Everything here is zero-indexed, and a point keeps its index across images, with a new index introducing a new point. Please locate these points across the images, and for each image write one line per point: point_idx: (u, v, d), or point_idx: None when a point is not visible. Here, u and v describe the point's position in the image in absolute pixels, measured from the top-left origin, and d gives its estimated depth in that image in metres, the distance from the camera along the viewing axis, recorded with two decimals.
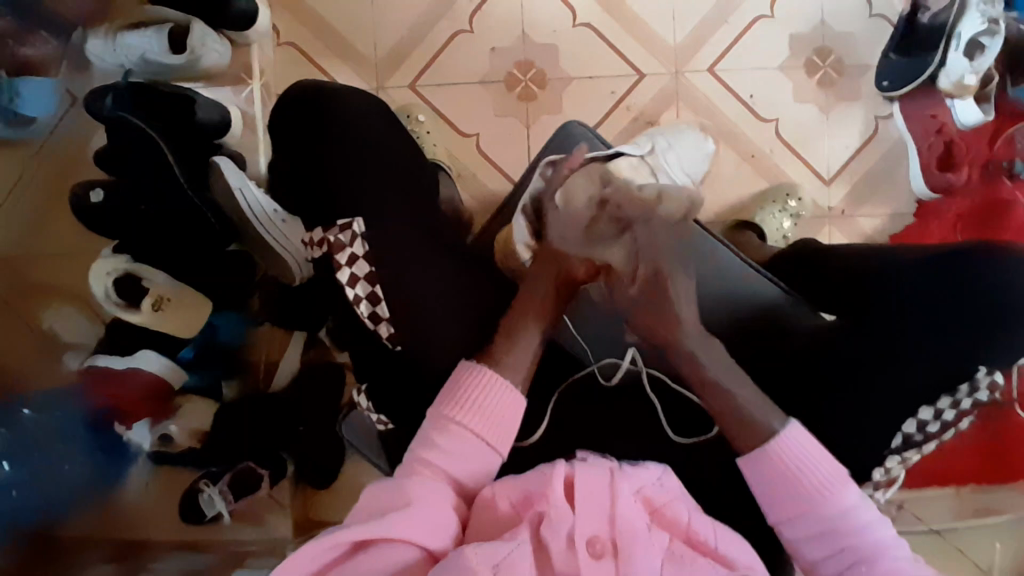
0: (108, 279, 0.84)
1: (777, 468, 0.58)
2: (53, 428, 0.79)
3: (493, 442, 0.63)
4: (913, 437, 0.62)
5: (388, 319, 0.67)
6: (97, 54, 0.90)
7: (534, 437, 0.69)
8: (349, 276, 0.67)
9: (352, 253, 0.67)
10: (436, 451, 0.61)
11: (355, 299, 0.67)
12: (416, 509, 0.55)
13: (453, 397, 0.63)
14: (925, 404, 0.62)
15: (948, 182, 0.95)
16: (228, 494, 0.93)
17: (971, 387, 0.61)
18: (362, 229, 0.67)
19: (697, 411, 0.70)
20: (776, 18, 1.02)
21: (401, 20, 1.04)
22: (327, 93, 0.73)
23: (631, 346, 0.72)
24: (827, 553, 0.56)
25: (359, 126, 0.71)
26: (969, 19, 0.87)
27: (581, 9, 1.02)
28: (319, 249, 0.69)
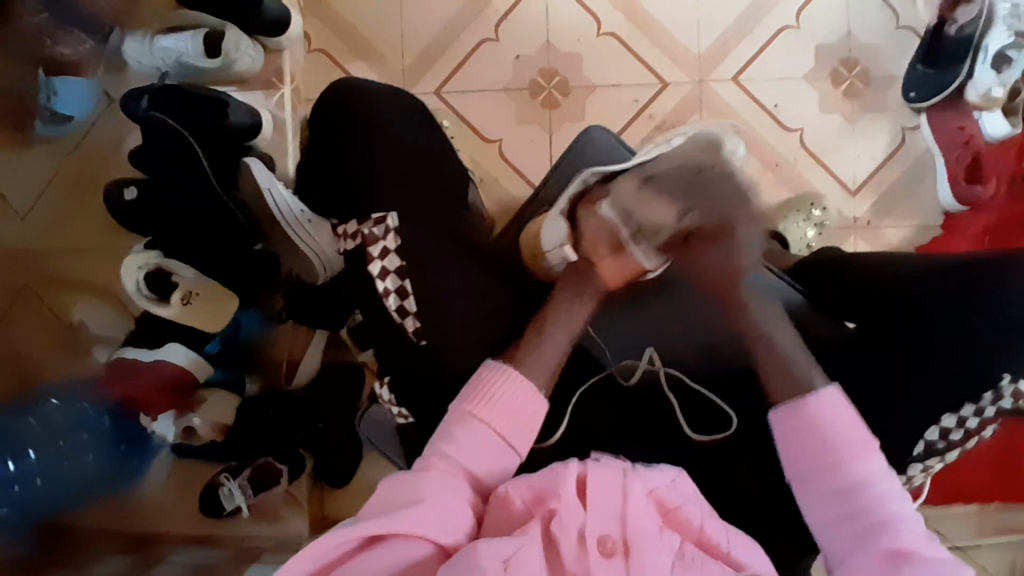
0: (138, 273, 0.87)
1: (808, 419, 0.59)
2: (81, 419, 0.82)
3: (511, 441, 0.63)
4: (935, 445, 0.62)
5: (415, 314, 0.68)
6: (134, 56, 0.95)
7: (552, 441, 0.69)
8: (381, 268, 0.68)
9: (385, 246, 0.68)
10: (453, 444, 0.62)
11: (385, 291, 0.68)
12: (429, 505, 0.56)
13: (484, 379, 0.65)
14: (947, 412, 0.62)
15: (975, 195, 0.95)
16: (247, 488, 0.94)
17: (996, 394, 0.61)
18: (396, 223, 0.68)
19: (717, 412, 0.68)
20: (801, 29, 1.02)
21: (427, 27, 1.06)
22: (355, 93, 0.75)
23: (648, 346, 0.73)
24: (838, 515, 0.57)
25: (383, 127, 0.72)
26: (997, 32, 0.88)
27: (605, 18, 1.04)
28: (353, 240, 0.69)
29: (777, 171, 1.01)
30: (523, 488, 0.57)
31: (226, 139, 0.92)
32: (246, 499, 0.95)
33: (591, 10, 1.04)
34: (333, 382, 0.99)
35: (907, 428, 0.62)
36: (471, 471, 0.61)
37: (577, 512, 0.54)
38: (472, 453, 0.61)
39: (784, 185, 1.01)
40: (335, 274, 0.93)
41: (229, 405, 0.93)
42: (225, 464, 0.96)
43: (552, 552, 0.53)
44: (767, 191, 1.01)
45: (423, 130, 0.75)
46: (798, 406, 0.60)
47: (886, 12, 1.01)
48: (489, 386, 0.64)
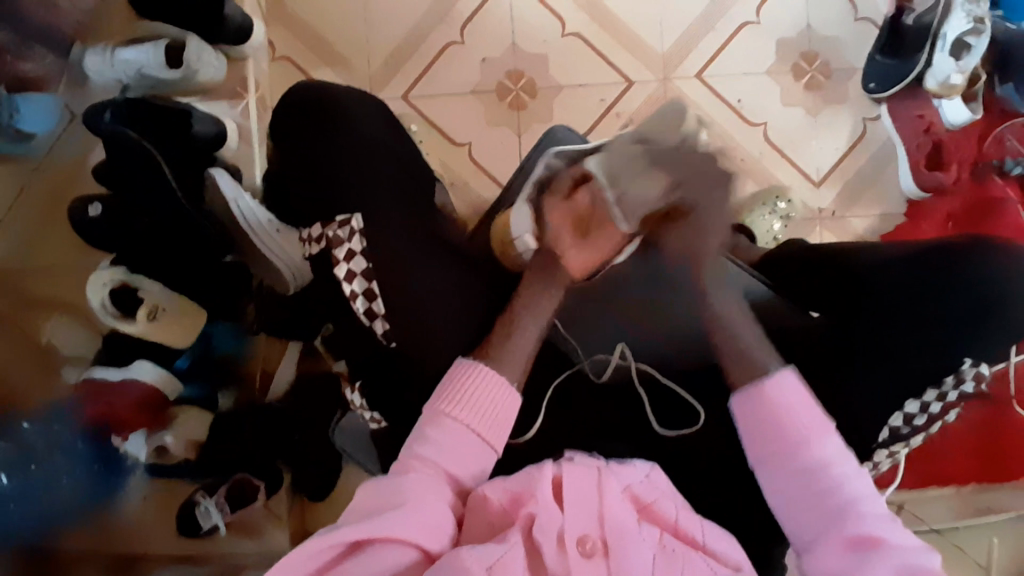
0: (104, 290, 0.84)
1: (767, 402, 0.60)
2: (53, 440, 0.80)
3: (487, 437, 0.63)
4: (900, 431, 0.63)
5: (384, 316, 0.67)
6: (95, 70, 0.93)
7: (529, 436, 0.69)
8: (347, 271, 0.68)
9: (350, 249, 0.68)
10: (428, 445, 0.61)
11: (353, 294, 0.68)
12: (410, 508, 0.55)
13: (457, 378, 0.64)
14: (912, 397, 0.63)
15: (939, 182, 0.96)
16: (224, 505, 0.93)
17: (957, 379, 0.62)
18: (361, 225, 0.68)
19: (686, 406, 0.69)
20: (762, 24, 1.04)
21: (392, 33, 1.05)
22: (320, 99, 0.74)
23: (620, 342, 0.74)
24: (797, 498, 0.58)
25: (348, 131, 0.72)
26: (956, 18, 0.88)
27: (569, 19, 1.04)
28: (318, 244, 0.69)
29: (743, 165, 1.02)
30: (500, 491, 0.57)
31: (191, 151, 0.91)
32: (223, 517, 0.93)
33: (555, 12, 1.04)
34: (308, 391, 0.98)
35: (876, 413, 0.63)
36: (451, 469, 0.61)
37: (555, 514, 0.54)
38: (450, 451, 0.61)
39: (751, 179, 1.02)
40: (304, 285, 0.92)
41: (201, 422, 0.92)
42: (201, 482, 0.94)
43: (533, 556, 0.53)
44: None
45: (390, 132, 0.75)
46: (756, 390, 0.61)
47: (844, 5, 1.03)
48: (462, 385, 0.64)
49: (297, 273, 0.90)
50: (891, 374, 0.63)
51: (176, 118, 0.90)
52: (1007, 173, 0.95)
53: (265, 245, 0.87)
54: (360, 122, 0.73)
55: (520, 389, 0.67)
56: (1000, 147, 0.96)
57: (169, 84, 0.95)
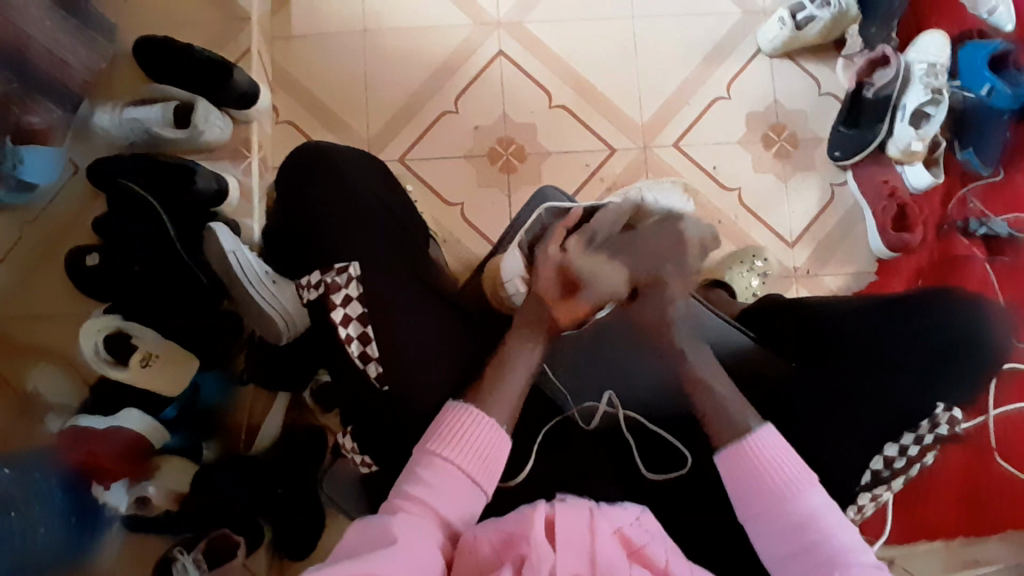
0: (98, 336, 0.86)
1: (750, 458, 0.62)
2: (30, 490, 0.77)
3: (478, 479, 0.64)
4: (880, 474, 0.65)
5: (377, 359, 0.68)
6: (102, 125, 0.99)
7: (518, 478, 0.70)
8: (343, 315, 0.69)
9: (347, 294, 0.70)
10: (420, 485, 0.62)
11: (347, 338, 0.68)
12: (404, 547, 0.55)
13: (447, 421, 0.65)
14: (890, 440, 0.65)
15: (903, 241, 1.01)
16: (202, 563, 0.88)
17: (932, 423, 0.64)
18: (357, 272, 0.70)
19: (673, 450, 0.70)
20: (733, 99, 1.12)
21: (390, 101, 1.12)
22: (325, 154, 0.79)
23: (607, 390, 0.79)
24: (794, 553, 0.57)
25: (349, 184, 0.76)
26: (914, 92, 1.00)
27: (556, 92, 1.12)
28: (316, 290, 0.70)
29: (721, 227, 1.08)
30: (493, 533, 0.57)
31: (190, 204, 0.94)
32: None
33: (543, 85, 1.12)
34: (295, 445, 0.97)
35: (858, 456, 0.65)
36: (441, 509, 0.61)
37: (548, 554, 0.54)
38: (442, 493, 0.61)
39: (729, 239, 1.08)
40: (298, 333, 0.92)
41: (185, 473, 0.90)
42: (179, 537, 0.91)
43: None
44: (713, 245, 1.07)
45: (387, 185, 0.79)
46: (741, 450, 0.62)
47: (808, 83, 1.13)
48: (452, 427, 0.65)
49: (289, 320, 0.90)
50: (868, 416, 0.65)
51: (180, 171, 0.94)
52: (971, 233, 1.01)
53: (259, 293, 0.88)
54: (359, 175, 0.78)
55: (510, 431, 0.68)
56: (963, 208, 1.03)
57: (171, 141, 1.00)
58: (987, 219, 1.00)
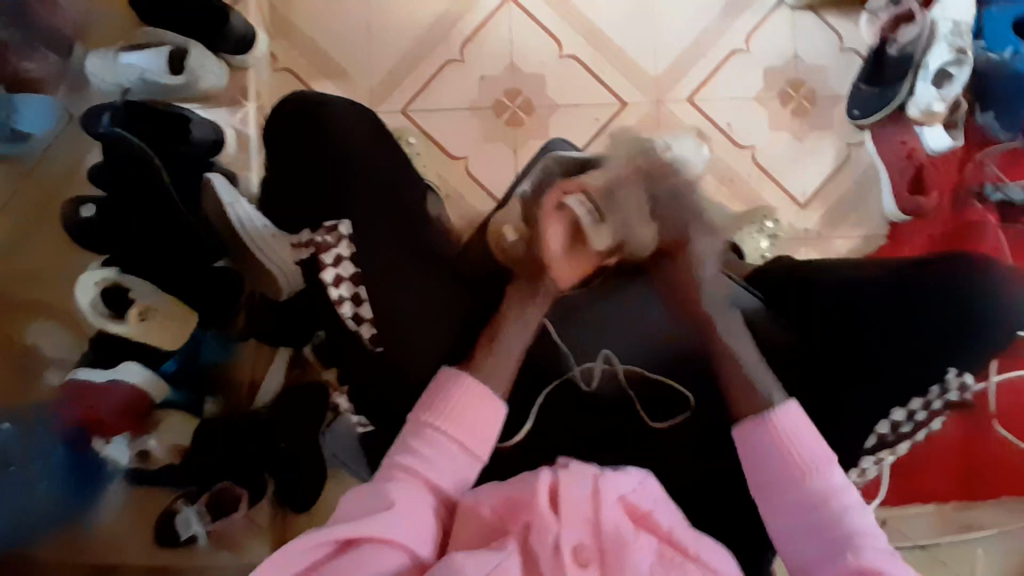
0: (96, 291, 0.85)
1: (774, 434, 0.61)
2: (27, 449, 0.78)
3: (472, 448, 0.63)
4: (887, 438, 0.66)
5: (371, 321, 0.67)
6: (95, 75, 0.93)
7: (514, 440, 0.70)
8: (334, 276, 0.68)
9: (339, 254, 0.68)
10: (412, 455, 0.61)
11: (339, 299, 0.68)
12: (402, 514, 0.55)
13: (444, 391, 0.64)
14: (898, 405, 0.65)
15: (919, 206, 0.99)
16: (205, 515, 0.91)
17: (942, 388, 0.65)
18: (348, 231, 0.68)
19: (675, 394, 0.70)
20: (750, 52, 1.08)
21: (393, 50, 1.08)
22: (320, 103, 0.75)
23: (603, 348, 0.74)
24: (805, 531, 0.58)
25: (348, 134, 0.73)
26: (938, 50, 0.93)
27: (566, 41, 1.07)
28: (308, 250, 0.70)
29: (731, 185, 1.05)
30: (494, 499, 0.58)
31: (189, 155, 0.92)
32: (204, 527, 0.91)
33: (553, 34, 1.08)
34: (295, 404, 0.94)
35: (861, 424, 0.65)
36: (434, 475, 0.61)
37: (551, 523, 0.54)
38: (436, 462, 0.61)
39: (740, 199, 1.05)
40: (297, 289, 0.90)
41: (186, 425, 0.92)
42: (182, 490, 0.92)
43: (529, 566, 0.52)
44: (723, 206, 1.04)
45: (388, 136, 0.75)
46: (763, 422, 0.62)
47: (830, 36, 1.08)
48: (449, 396, 0.64)
49: (285, 278, 0.88)
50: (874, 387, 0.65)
51: (175, 122, 0.91)
52: (985, 199, 0.97)
53: (257, 248, 0.86)
54: (358, 121, 0.74)
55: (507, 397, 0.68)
56: (979, 172, 0.99)
57: (169, 89, 0.96)
58: (1003, 184, 0.96)
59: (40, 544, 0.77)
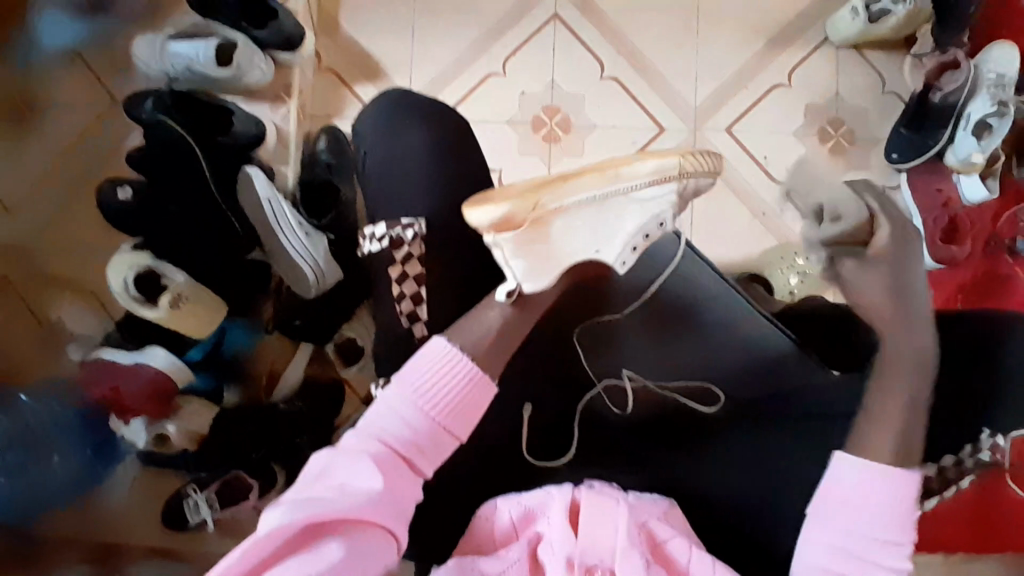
0: (129, 272, 0.82)
1: (889, 480, 0.57)
2: (45, 421, 0.81)
3: (449, 425, 0.59)
4: (922, 485, 0.67)
5: (425, 321, 0.70)
6: (144, 60, 0.95)
7: (564, 459, 0.69)
8: (401, 272, 0.71)
9: (409, 251, 0.71)
10: (379, 416, 0.58)
11: (400, 294, 0.70)
12: (375, 491, 0.53)
13: (437, 359, 0.60)
14: (932, 459, 0.66)
15: (953, 255, 0.97)
16: (214, 502, 0.91)
17: (975, 448, 0.67)
18: (422, 229, 0.72)
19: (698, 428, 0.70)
20: (793, 87, 1.08)
21: (436, 57, 1.08)
22: (430, 104, 0.78)
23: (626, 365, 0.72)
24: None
25: (443, 135, 0.76)
26: (980, 100, 0.94)
27: (608, 62, 1.08)
28: (380, 242, 0.72)
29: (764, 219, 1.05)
30: (512, 504, 0.60)
31: (226, 148, 0.93)
32: (212, 514, 0.92)
33: (596, 55, 1.08)
34: (319, 396, 0.96)
35: None
36: (401, 444, 0.57)
37: (567, 539, 0.56)
38: (407, 430, 0.57)
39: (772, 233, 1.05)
40: (325, 288, 0.92)
41: (206, 415, 0.91)
42: (194, 475, 0.93)
43: (538, 571, 0.57)
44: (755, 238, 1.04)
45: (431, 147, 0.76)
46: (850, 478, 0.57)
47: (873, 78, 1.08)
48: (435, 364, 0.60)
49: (321, 277, 0.91)
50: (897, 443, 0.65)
51: (217, 114, 0.93)
52: (1017, 253, 0.99)
53: (291, 244, 0.89)
54: (457, 125, 0.77)
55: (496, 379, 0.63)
56: (1013, 227, 1.00)
57: (213, 80, 0.96)
58: None
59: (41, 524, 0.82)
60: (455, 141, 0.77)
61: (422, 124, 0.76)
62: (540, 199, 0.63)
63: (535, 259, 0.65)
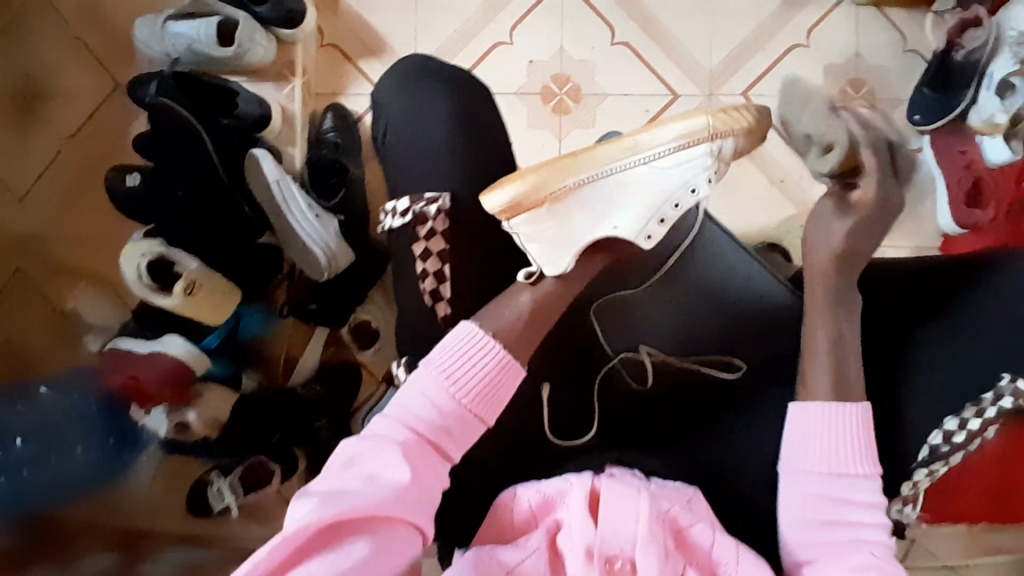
0: (141, 260, 0.81)
1: (849, 423, 0.61)
2: (68, 410, 0.81)
3: (479, 413, 0.59)
4: (939, 449, 0.64)
5: (448, 300, 0.69)
6: (144, 42, 0.94)
7: (589, 435, 0.68)
8: (424, 249, 0.69)
9: (433, 227, 0.70)
10: (411, 404, 0.57)
11: (423, 272, 0.69)
12: (405, 481, 0.53)
13: (465, 344, 0.60)
14: (948, 413, 0.64)
15: (975, 220, 0.96)
16: (237, 488, 0.91)
17: (996, 394, 0.63)
18: (447, 205, 0.70)
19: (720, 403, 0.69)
20: (810, 48, 1.04)
21: (441, 28, 1.05)
22: (451, 71, 0.77)
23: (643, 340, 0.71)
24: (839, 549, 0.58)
25: (466, 102, 0.75)
26: (1004, 58, 0.89)
27: (619, 28, 1.05)
28: (404, 217, 0.71)
29: (782, 186, 1.02)
30: (531, 492, 0.60)
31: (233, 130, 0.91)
32: (236, 499, 0.91)
33: (606, 20, 1.05)
34: (340, 381, 0.98)
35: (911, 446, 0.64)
36: (430, 429, 0.57)
37: (587, 528, 0.56)
38: (437, 415, 0.57)
39: (790, 200, 1.02)
40: (338, 270, 0.92)
41: (224, 400, 0.90)
42: (216, 461, 0.93)
43: (557, 559, 0.57)
44: (773, 206, 1.02)
45: (452, 115, 0.74)
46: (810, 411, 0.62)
47: (894, 36, 1.04)
48: (460, 347, 0.60)
49: (333, 259, 0.90)
50: (926, 393, 0.65)
51: (222, 96, 0.91)
52: None
53: (304, 229, 0.88)
54: (477, 91, 0.77)
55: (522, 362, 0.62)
56: None
57: (217, 60, 0.94)
58: None
59: (64, 508, 0.82)
60: (467, 112, 0.76)
61: (444, 91, 0.75)
62: (554, 178, 0.63)
63: (551, 240, 0.65)
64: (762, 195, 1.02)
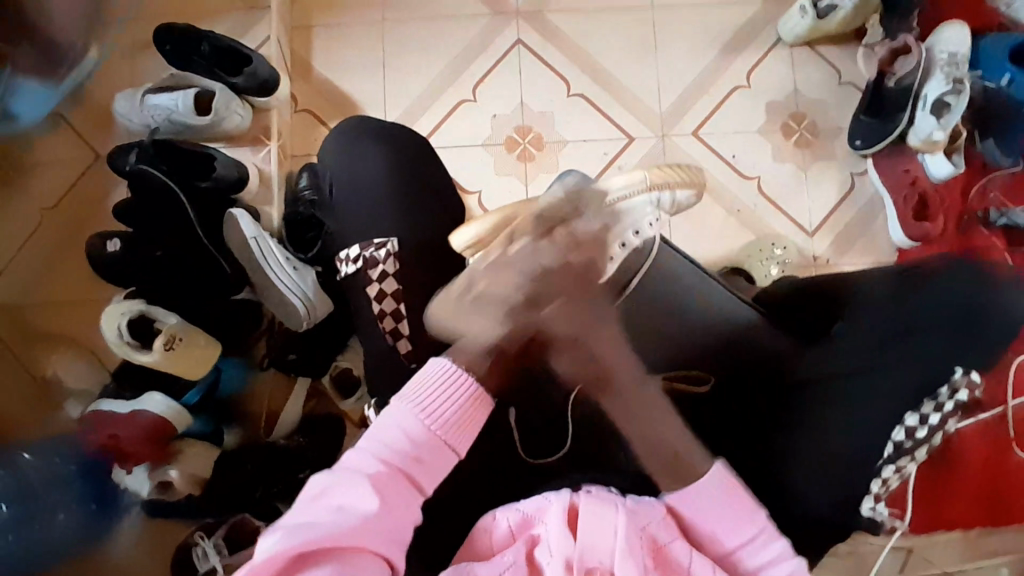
0: (121, 319, 0.83)
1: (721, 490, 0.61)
2: (47, 478, 0.83)
3: (451, 442, 0.60)
4: (903, 444, 0.69)
5: (407, 337, 0.75)
6: (125, 114, 1.00)
7: (557, 455, 0.76)
8: (377, 292, 0.75)
9: (383, 269, 0.76)
10: (381, 437, 0.58)
11: (380, 314, 0.75)
12: (372, 511, 0.54)
13: (440, 375, 0.61)
14: (910, 410, 0.70)
15: (925, 232, 1.01)
16: (222, 548, 0.89)
17: (951, 388, 0.70)
18: (395, 248, 0.78)
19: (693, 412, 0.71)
20: (752, 88, 1.12)
21: (407, 90, 1.12)
22: (379, 131, 0.85)
23: None
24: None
25: (405, 163, 0.84)
26: (935, 82, 0.98)
27: (574, 80, 1.12)
28: (355, 263, 0.77)
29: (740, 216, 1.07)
30: (509, 512, 0.61)
31: (214, 194, 0.95)
32: (221, 560, 0.89)
33: (561, 74, 1.12)
34: (319, 431, 0.96)
35: None
36: (402, 460, 0.57)
37: (565, 541, 0.57)
38: (408, 446, 0.58)
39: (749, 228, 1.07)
40: (319, 320, 0.93)
41: (207, 457, 0.90)
42: (201, 522, 0.92)
43: (534, 575, 0.58)
44: (732, 234, 1.07)
45: (396, 175, 0.83)
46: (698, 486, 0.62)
47: (830, 72, 1.12)
48: (430, 380, 0.61)
49: (311, 308, 0.92)
50: (854, 400, 0.70)
51: (199, 159, 0.94)
52: (991, 224, 1.02)
53: (282, 281, 0.90)
54: (406, 147, 0.85)
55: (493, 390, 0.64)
56: (983, 199, 1.03)
57: (194, 128, 0.99)
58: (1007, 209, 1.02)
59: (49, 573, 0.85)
60: (410, 168, 0.84)
61: (381, 151, 0.83)
62: (509, 219, 0.72)
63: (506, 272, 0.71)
64: (721, 224, 1.07)
